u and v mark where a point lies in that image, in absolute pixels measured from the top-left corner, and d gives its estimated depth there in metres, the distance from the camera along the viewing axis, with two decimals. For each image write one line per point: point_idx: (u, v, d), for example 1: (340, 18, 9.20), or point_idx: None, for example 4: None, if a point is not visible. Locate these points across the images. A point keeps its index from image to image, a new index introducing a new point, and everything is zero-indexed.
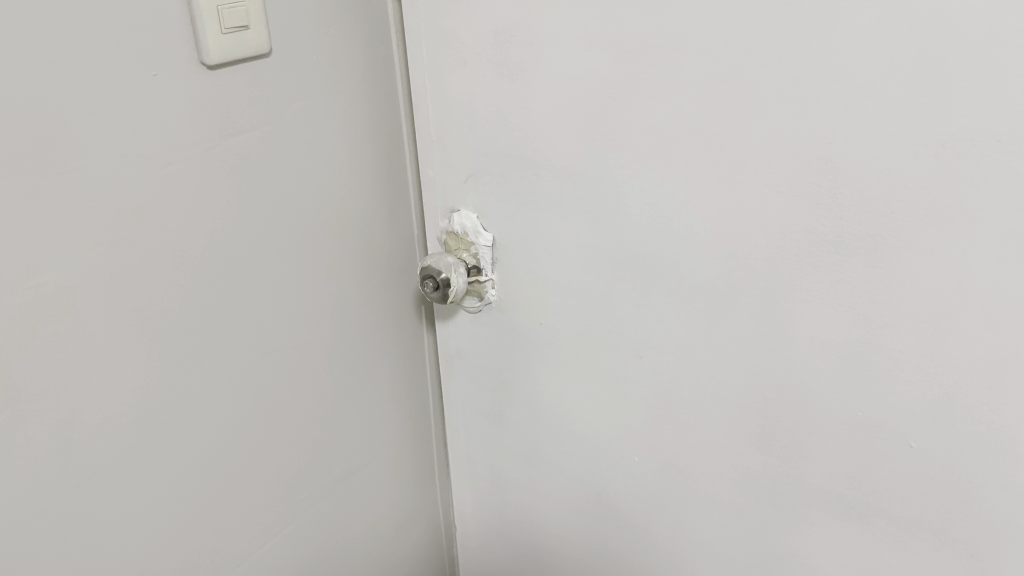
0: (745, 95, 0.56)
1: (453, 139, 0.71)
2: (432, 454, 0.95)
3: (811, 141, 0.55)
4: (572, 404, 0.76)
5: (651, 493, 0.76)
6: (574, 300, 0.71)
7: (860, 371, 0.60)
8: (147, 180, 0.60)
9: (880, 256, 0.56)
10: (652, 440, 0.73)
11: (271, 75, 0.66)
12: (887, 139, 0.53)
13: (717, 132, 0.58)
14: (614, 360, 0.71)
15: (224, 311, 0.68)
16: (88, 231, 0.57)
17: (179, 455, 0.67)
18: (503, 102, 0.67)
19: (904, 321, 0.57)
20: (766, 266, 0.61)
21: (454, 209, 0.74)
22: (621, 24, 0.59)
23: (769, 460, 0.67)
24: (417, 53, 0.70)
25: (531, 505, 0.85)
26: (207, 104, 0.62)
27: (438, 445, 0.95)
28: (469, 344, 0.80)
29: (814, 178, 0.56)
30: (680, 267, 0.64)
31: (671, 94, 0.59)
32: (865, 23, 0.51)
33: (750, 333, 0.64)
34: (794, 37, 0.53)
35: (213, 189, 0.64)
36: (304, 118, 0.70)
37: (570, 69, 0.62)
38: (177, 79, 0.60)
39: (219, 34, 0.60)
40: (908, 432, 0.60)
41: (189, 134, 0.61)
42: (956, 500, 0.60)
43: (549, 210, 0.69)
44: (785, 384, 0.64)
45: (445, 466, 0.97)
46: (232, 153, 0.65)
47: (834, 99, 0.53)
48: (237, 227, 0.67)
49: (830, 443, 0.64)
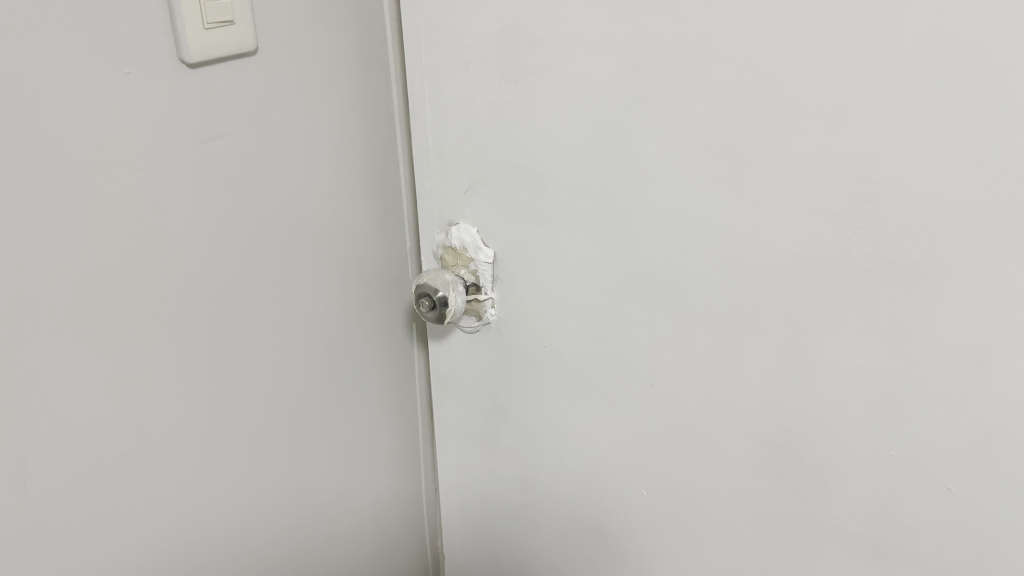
0: (779, 108, 0.52)
1: (452, 148, 0.66)
2: (421, 473, 0.89)
3: (852, 159, 0.51)
4: (573, 432, 0.71)
5: (657, 526, 0.71)
6: (578, 322, 0.67)
7: (891, 406, 0.56)
8: (118, 187, 0.54)
9: (921, 284, 0.52)
10: (659, 472, 0.68)
11: (258, 76, 0.61)
12: (934, 159, 0.49)
13: (746, 146, 0.54)
14: (620, 387, 0.67)
15: (200, 329, 0.62)
16: (50, 243, 0.51)
17: (153, 480, 0.62)
18: (509, 110, 0.62)
19: (943, 354, 0.53)
20: (793, 291, 0.56)
21: (453, 222, 0.69)
22: (643, 27, 0.54)
23: (787, 497, 0.63)
24: (415, 54, 0.65)
25: (525, 536, 0.80)
26: (188, 105, 0.57)
27: (428, 465, 0.90)
28: (463, 364, 0.75)
29: (850, 198, 0.52)
30: (698, 289, 0.60)
31: (695, 104, 0.55)
32: (915, 33, 0.47)
33: (771, 361, 0.59)
34: (837, 47, 0.49)
35: (191, 198, 0.59)
36: (292, 121, 0.64)
37: (584, 75, 0.58)
38: (153, 77, 0.54)
39: (202, 31, 0.55)
40: (944, 474, 0.56)
41: (166, 138, 0.56)
42: (990, 545, 0.56)
43: (555, 226, 0.64)
44: (808, 417, 0.59)
45: (434, 488, 0.92)
46: (213, 159, 0.59)
47: (876, 113, 0.49)
48: (218, 239, 0.61)
49: (855, 481, 0.59)
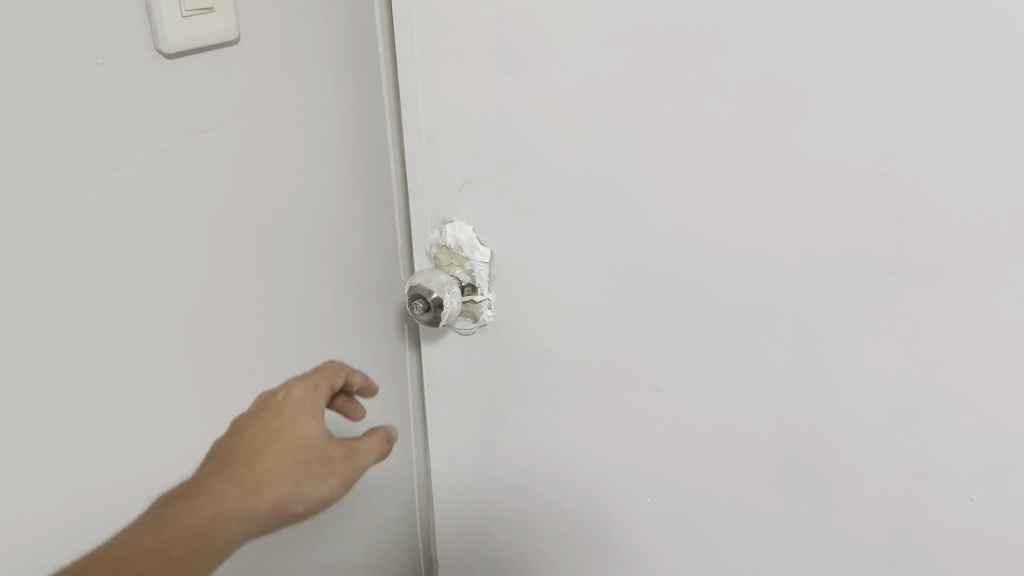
0: (795, 100, 0.49)
1: (446, 142, 0.63)
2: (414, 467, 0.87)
3: (873, 155, 0.48)
4: (574, 438, 0.69)
5: (663, 535, 0.68)
6: (580, 324, 0.64)
7: (910, 414, 0.53)
8: (93, 187, 0.50)
9: (945, 287, 0.49)
10: (665, 479, 0.66)
11: (239, 66, 0.57)
12: (962, 156, 0.46)
13: (760, 141, 0.51)
14: (624, 391, 0.64)
15: (182, 336, 0.59)
16: (24, 249, 0.47)
17: (135, 497, 0.58)
18: (507, 101, 0.59)
19: (968, 359, 0.50)
20: (809, 294, 0.54)
21: (447, 219, 0.66)
22: (651, 15, 0.51)
23: (799, 506, 0.60)
24: (406, 43, 0.62)
25: (522, 543, 0.77)
26: (165, 98, 0.53)
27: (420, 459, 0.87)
28: (457, 366, 0.73)
29: (872, 197, 0.49)
30: (707, 290, 0.57)
31: (705, 96, 0.52)
32: (945, 20, 0.44)
33: (784, 366, 0.57)
34: (860, 36, 0.46)
35: (170, 197, 0.55)
36: (275, 113, 0.61)
37: (586, 66, 0.55)
38: (128, 69, 0.50)
39: (179, 19, 0.51)
40: (966, 484, 0.53)
41: (142, 133, 0.52)
42: (1015, 560, 0.53)
43: (555, 224, 0.61)
44: (823, 425, 0.57)
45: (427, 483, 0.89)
46: (193, 156, 0.56)
47: (901, 107, 0.46)
48: (199, 240, 0.58)
49: (871, 491, 0.57)
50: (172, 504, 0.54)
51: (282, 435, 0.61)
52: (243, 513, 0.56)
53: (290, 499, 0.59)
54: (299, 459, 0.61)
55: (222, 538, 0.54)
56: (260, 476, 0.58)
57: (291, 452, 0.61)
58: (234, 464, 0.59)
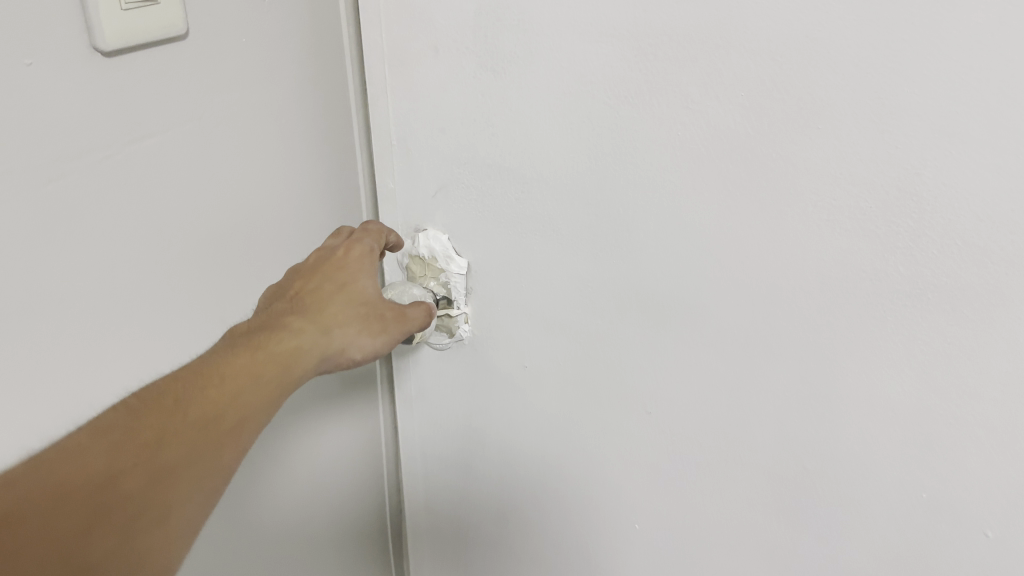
0: (807, 109, 0.44)
1: (421, 144, 0.58)
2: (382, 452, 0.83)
3: (893, 169, 0.44)
4: (557, 457, 0.64)
5: (653, 562, 0.64)
6: (566, 340, 0.59)
7: (925, 446, 0.49)
8: (27, 201, 0.44)
9: (967, 313, 0.45)
10: (657, 504, 0.62)
11: (188, 62, 0.51)
12: (993, 173, 0.41)
13: (766, 152, 0.46)
14: (612, 412, 0.60)
15: (131, 362, 0.53)
16: None
17: None
18: (487, 101, 0.54)
19: (991, 391, 0.46)
20: (818, 316, 0.49)
21: (420, 229, 0.62)
22: (647, 10, 0.46)
23: (801, 537, 0.57)
24: (374, 35, 0.57)
25: (502, 563, 0.73)
26: (104, 101, 0.47)
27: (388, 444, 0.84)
28: (431, 380, 0.69)
29: (889, 215, 0.45)
30: (704, 308, 0.53)
31: (708, 101, 0.47)
32: (979, 23, 0.39)
33: (788, 391, 0.52)
34: (880, 40, 0.41)
35: (114, 208, 0.49)
36: (230, 114, 0.55)
37: (575, 65, 0.50)
38: (62, 68, 0.44)
39: (118, 11, 0.45)
40: (984, 521, 0.49)
41: (80, 141, 0.46)
42: None
43: (541, 235, 0.56)
44: (829, 455, 0.53)
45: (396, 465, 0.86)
46: (138, 164, 0.50)
47: (926, 118, 0.42)
48: (144, 255, 0.52)
49: (880, 524, 0.53)
50: (250, 335, 0.49)
51: (343, 285, 0.55)
52: (313, 350, 0.52)
53: (350, 345, 0.54)
54: (359, 309, 0.55)
55: (296, 372, 0.50)
56: (326, 320, 0.53)
57: (351, 304, 0.55)
58: (298, 304, 0.53)
